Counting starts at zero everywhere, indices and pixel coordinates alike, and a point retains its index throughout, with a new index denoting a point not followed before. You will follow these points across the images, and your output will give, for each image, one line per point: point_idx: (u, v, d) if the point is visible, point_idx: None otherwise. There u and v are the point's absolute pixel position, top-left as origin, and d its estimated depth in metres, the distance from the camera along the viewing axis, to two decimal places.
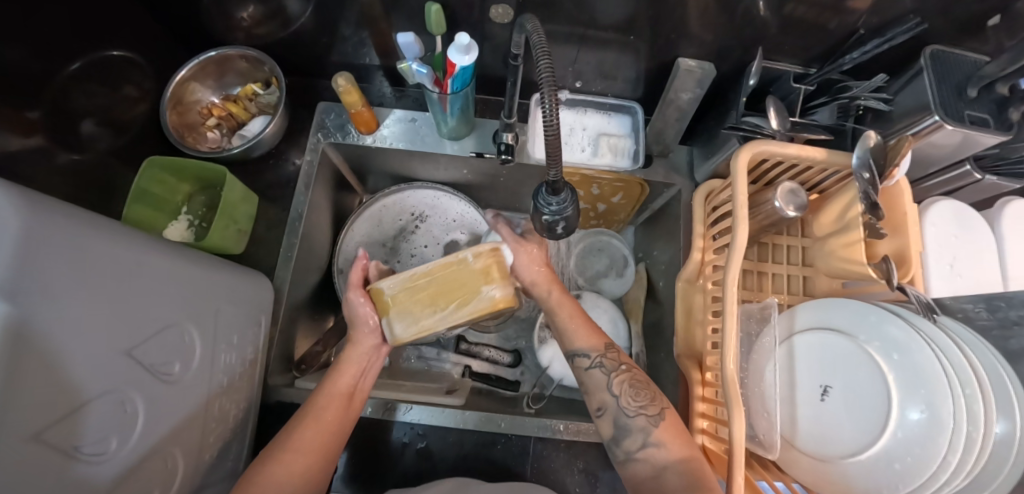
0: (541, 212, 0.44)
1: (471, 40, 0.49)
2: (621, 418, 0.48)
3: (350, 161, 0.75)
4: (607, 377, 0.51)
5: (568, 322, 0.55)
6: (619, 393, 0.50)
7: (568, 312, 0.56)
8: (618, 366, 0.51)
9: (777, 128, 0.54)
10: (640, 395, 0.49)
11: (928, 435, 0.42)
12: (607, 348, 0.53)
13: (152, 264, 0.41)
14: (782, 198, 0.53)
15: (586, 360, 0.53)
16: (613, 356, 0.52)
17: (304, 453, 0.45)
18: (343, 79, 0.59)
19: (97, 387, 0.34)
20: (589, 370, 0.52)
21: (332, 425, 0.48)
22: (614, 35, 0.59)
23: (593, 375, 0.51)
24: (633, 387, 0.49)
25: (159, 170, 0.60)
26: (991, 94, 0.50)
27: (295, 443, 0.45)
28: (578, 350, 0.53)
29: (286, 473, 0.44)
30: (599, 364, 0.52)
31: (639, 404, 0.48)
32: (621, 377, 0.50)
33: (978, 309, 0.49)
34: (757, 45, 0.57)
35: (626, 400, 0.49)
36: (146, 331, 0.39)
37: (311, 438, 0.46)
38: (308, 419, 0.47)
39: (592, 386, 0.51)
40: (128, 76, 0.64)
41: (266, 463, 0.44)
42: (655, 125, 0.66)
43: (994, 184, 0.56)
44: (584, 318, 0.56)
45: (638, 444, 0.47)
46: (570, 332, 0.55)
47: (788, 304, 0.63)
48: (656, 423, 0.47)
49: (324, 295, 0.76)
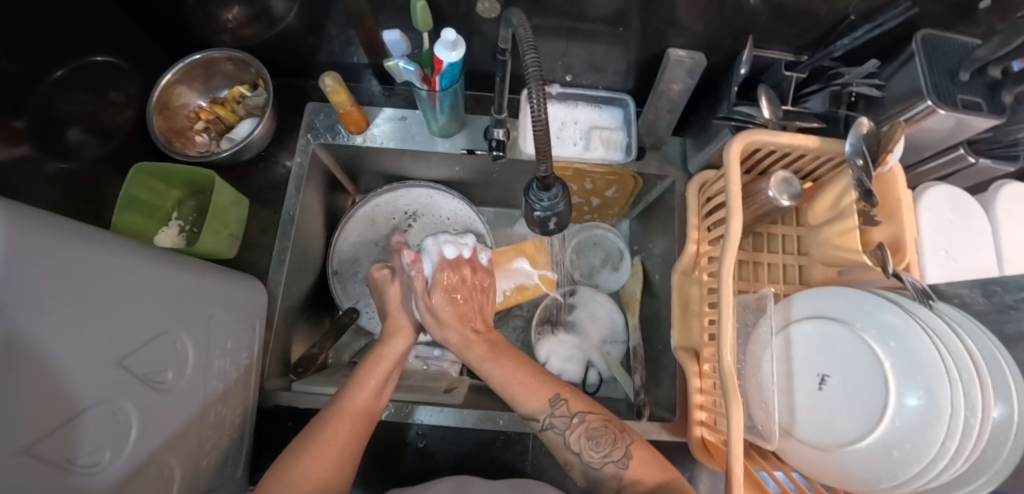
0: (533, 208, 0.44)
1: (457, 36, 0.48)
2: (590, 472, 0.50)
3: (341, 162, 0.75)
4: (563, 437, 0.50)
5: (509, 390, 0.52)
6: (580, 449, 0.50)
7: (497, 368, 0.53)
8: (570, 421, 0.50)
9: (770, 117, 0.53)
10: (601, 444, 0.49)
11: (927, 421, 0.42)
12: (554, 404, 0.50)
13: (141, 272, 0.40)
14: (776, 187, 0.52)
15: (539, 422, 0.51)
16: (563, 414, 0.50)
17: (334, 444, 0.46)
18: (330, 78, 0.59)
19: (91, 398, 0.34)
20: (544, 431, 0.51)
21: (362, 417, 0.49)
22: (603, 28, 0.58)
23: (550, 437, 0.51)
24: (591, 439, 0.49)
25: (148, 176, 0.60)
26: (983, 78, 0.49)
27: (334, 435, 0.46)
28: (530, 415, 0.51)
29: (319, 462, 0.44)
30: (551, 426, 0.50)
31: (602, 454, 0.49)
32: (575, 434, 0.50)
33: (974, 295, 0.50)
34: (748, 34, 0.56)
35: (589, 454, 0.49)
36: (137, 340, 0.39)
37: (349, 428, 0.47)
38: (343, 411, 0.48)
39: (553, 445, 0.51)
40: (114, 81, 0.64)
41: (301, 455, 0.44)
42: (647, 117, 0.65)
43: (988, 167, 0.56)
44: (522, 375, 0.52)
45: (614, 488, 0.48)
46: (518, 400, 0.51)
47: (784, 294, 0.63)
48: (623, 466, 0.48)
49: (319, 297, 0.76)
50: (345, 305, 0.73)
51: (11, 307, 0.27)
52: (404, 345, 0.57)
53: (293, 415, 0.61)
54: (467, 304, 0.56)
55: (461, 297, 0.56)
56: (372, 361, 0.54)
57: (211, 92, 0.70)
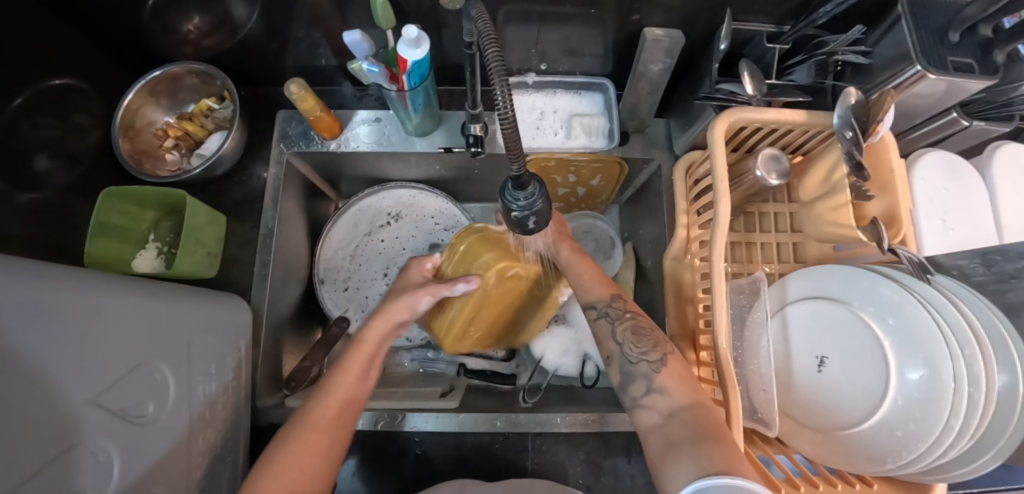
0: (509, 208, 0.42)
1: (419, 32, 0.46)
2: (626, 366, 0.46)
3: (318, 169, 0.72)
4: (613, 326, 0.49)
5: (577, 278, 0.54)
6: (622, 341, 0.48)
7: (579, 264, 0.55)
8: (623, 314, 0.49)
9: (754, 93, 0.51)
10: (642, 341, 0.47)
11: (929, 398, 0.41)
12: (615, 298, 0.51)
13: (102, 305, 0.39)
14: (763, 166, 0.50)
15: (595, 311, 0.51)
16: (620, 307, 0.50)
17: (321, 431, 0.45)
18: (295, 85, 0.56)
19: (64, 438, 0.33)
20: (596, 321, 0.51)
21: (349, 399, 0.48)
22: (577, 10, 0.55)
23: (600, 326, 0.50)
24: (635, 334, 0.47)
25: (119, 200, 0.58)
26: (975, 37, 0.47)
27: (312, 427, 0.45)
28: (587, 303, 0.52)
29: (304, 451, 0.43)
30: (607, 314, 0.50)
31: (642, 350, 0.46)
32: (624, 326, 0.48)
33: (974, 265, 0.47)
34: (725, 7, 0.54)
35: (629, 348, 0.47)
36: (110, 375, 0.38)
37: (326, 422, 0.45)
38: (329, 393, 0.47)
39: (601, 336, 0.50)
40: (78, 104, 0.62)
41: (284, 440, 0.44)
42: (628, 100, 0.63)
43: (983, 129, 0.54)
44: (595, 270, 0.54)
45: (642, 389, 0.44)
46: (580, 285, 0.53)
47: (780, 274, 0.61)
48: (659, 368, 0.44)
49: (307, 308, 0.74)
50: (335, 314, 0.72)
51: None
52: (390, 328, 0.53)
53: None
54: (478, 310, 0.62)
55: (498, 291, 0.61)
56: (353, 348, 0.51)
57: (178, 107, 0.67)
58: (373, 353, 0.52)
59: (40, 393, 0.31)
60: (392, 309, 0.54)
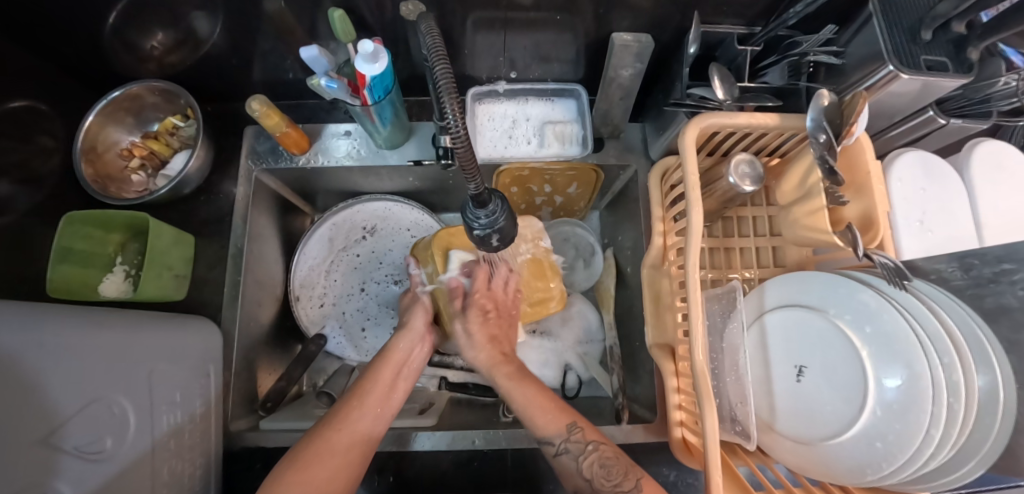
0: (471, 226, 0.40)
1: (376, 46, 0.45)
2: None
3: (289, 184, 0.71)
4: (577, 464, 0.47)
5: (528, 411, 0.51)
6: (591, 477, 0.47)
7: (526, 395, 0.52)
8: (585, 448, 0.47)
9: (724, 98, 0.50)
10: (612, 473, 0.46)
11: (907, 409, 0.40)
12: (571, 429, 0.49)
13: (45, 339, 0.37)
14: (737, 172, 0.49)
15: (553, 447, 0.49)
16: (579, 439, 0.48)
17: (347, 434, 0.47)
18: (257, 102, 0.55)
19: (22, 477, 0.31)
20: (557, 457, 0.49)
21: (377, 405, 0.51)
22: (544, 16, 0.54)
23: (562, 462, 0.48)
24: (604, 467, 0.46)
25: (82, 225, 0.56)
26: (948, 34, 0.46)
27: (348, 425, 0.48)
28: (545, 438, 0.49)
29: (329, 452, 0.45)
30: (566, 451, 0.48)
31: (614, 484, 0.45)
32: (591, 459, 0.47)
33: (952, 269, 0.45)
34: (694, 9, 0.52)
35: (600, 483, 0.46)
36: (64, 412, 0.36)
37: (357, 419, 0.49)
38: (357, 399, 0.51)
39: (565, 472, 0.48)
40: (40, 126, 0.60)
41: (312, 439, 0.46)
42: (600, 106, 0.62)
43: (961, 127, 0.52)
44: (548, 400, 0.52)
45: None
46: (533, 420, 0.50)
47: (759, 279, 0.60)
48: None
49: (283, 325, 0.73)
50: (312, 331, 0.71)
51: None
52: (417, 343, 0.59)
53: (262, 455, 0.58)
54: (498, 334, 0.60)
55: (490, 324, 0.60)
56: (383, 358, 0.57)
57: (143, 126, 0.66)
58: (401, 362, 0.57)
59: None
60: (410, 323, 0.60)
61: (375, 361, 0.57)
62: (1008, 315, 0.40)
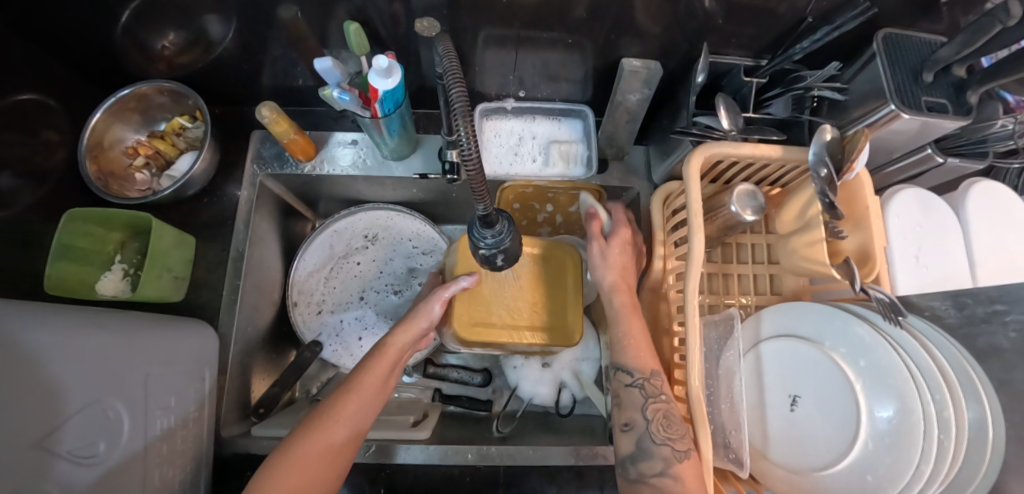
0: (477, 245, 0.41)
1: (391, 62, 0.45)
2: (645, 443, 0.48)
3: (293, 189, 0.72)
4: (644, 401, 0.50)
5: (626, 341, 0.52)
6: (650, 419, 0.49)
7: (629, 321, 0.53)
8: (659, 394, 0.50)
9: (729, 127, 0.50)
10: (672, 428, 0.47)
11: (897, 445, 0.40)
12: (653, 373, 0.50)
13: (31, 340, 0.36)
14: (739, 201, 0.50)
15: (628, 378, 0.51)
16: (656, 385, 0.50)
17: (337, 427, 0.46)
18: (267, 109, 0.55)
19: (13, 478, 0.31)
20: (627, 387, 0.51)
21: (371, 400, 0.49)
22: (556, 36, 0.55)
23: (631, 393, 0.51)
24: (666, 418, 0.48)
25: (83, 222, 0.56)
26: (948, 77, 0.47)
27: (340, 417, 0.47)
28: (622, 366, 0.52)
29: (320, 449, 0.45)
30: (640, 386, 0.50)
31: (668, 435, 0.47)
32: (656, 406, 0.49)
33: (946, 307, 0.46)
34: (702, 38, 0.54)
35: (655, 429, 0.48)
36: (52, 418, 0.36)
37: (347, 416, 0.47)
38: (351, 393, 0.48)
39: (625, 402, 0.51)
40: (45, 120, 0.59)
41: (305, 432, 0.45)
42: (606, 128, 0.63)
43: (958, 166, 0.53)
44: (647, 341, 0.52)
45: (655, 469, 0.46)
46: (621, 348, 0.52)
47: (756, 306, 0.61)
48: (680, 457, 0.45)
49: (279, 330, 0.73)
50: (307, 338, 0.71)
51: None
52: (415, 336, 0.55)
53: (254, 461, 0.57)
54: (629, 259, 0.57)
55: (627, 253, 0.57)
56: (379, 351, 0.53)
57: (150, 125, 0.66)
58: (396, 360, 0.53)
59: None
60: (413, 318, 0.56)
61: (373, 352, 0.53)
62: (999, 355, 0.41)
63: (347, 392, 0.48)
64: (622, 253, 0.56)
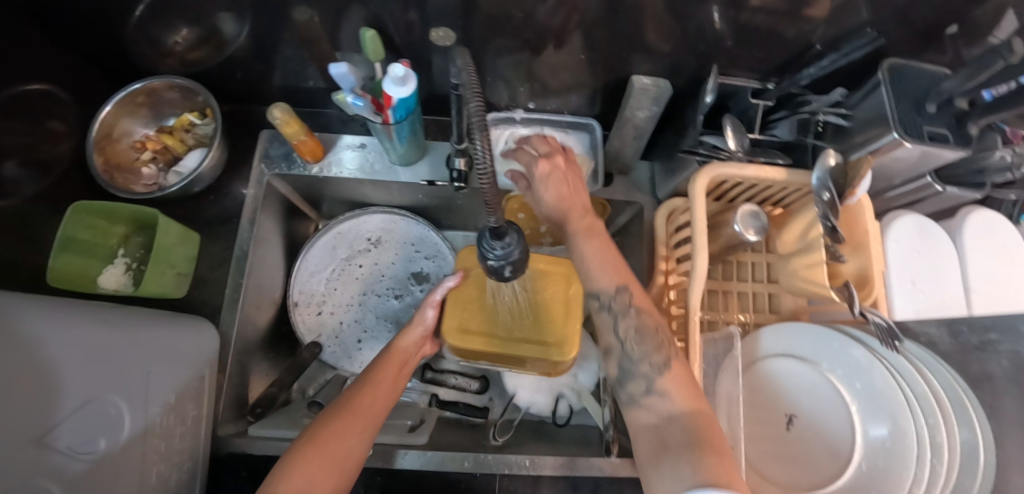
0: (486, 257, 0.41)
1: (407, 70, 0.45)
2: (625, 364, 0.41)
3: (298, 189, 0.72)
4: (615, 321, 0.42)
5: (582, 261, 0.44)
6: (625, 338, 0.42)
7: (587, 240, 0.44)
8: (629, 309, 0.42)
9: (736, 149, 0.51)
10: (647, 341, 0.41)
11: (890, 469, 0.41)
12: (624, 287, 0.42)
13: (18, 343, 0.37)
14: (742, 220, 0.51)
15: (597, 301, 0.43)
16: (625, 301, 0.42)
17: (358, 415, 0.47)
18: (279, 110, 0.56)
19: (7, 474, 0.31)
20: (599, 311, 0.44)
21: (386, 393, 0.51)
22: (568, 50, 0.56)
23: (601, 318, 0.43)
24: (640, 333, 0.41)
25: (87, 215, 0.56)
26: (951, 108, 0.48)
27: (361, 407, 0.48)
28: (589, 291, 0.44)
29: (347, 431, 0.45)
30: (608, 308, 0.42)
31: (645, 351, 0.40)
32: (628, 322, 0.42)
33: (941, 333, 0.47)
34: (713, 58, 0.56)
35: (631, 346, 0.42)
36: (46, 417, 0.36)
37: (366, 405, 0.48)
38: (368, 386, 0.50)
39: (600, 328, 0.44)
40: (52, 111, 0.59)
41: (327, 418, 0.46)
42: (613, 143, 0.64)
43: (956, 194, 0.55)
44: (615, 257, 0.44)
45: (641, 389, 0.39)
46: (585, 270, 0.44)
47: (754, 323, 0.62)
48: (661, 371, 0.39)
49: (279, 330, 0.73)
50: (307, 339, 0.71)
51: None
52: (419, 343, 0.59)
53: (248, 462, 0.57)
54: (574, 189, 0.48)
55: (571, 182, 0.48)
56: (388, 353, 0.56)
57: (158, 120, 0.66)
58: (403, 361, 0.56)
59: None
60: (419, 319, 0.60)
61: (382, 355, 0.56)
62: (991, 383, 0.42)
63: (365, 384, 0.50)
64: (566, 185, 0.48)
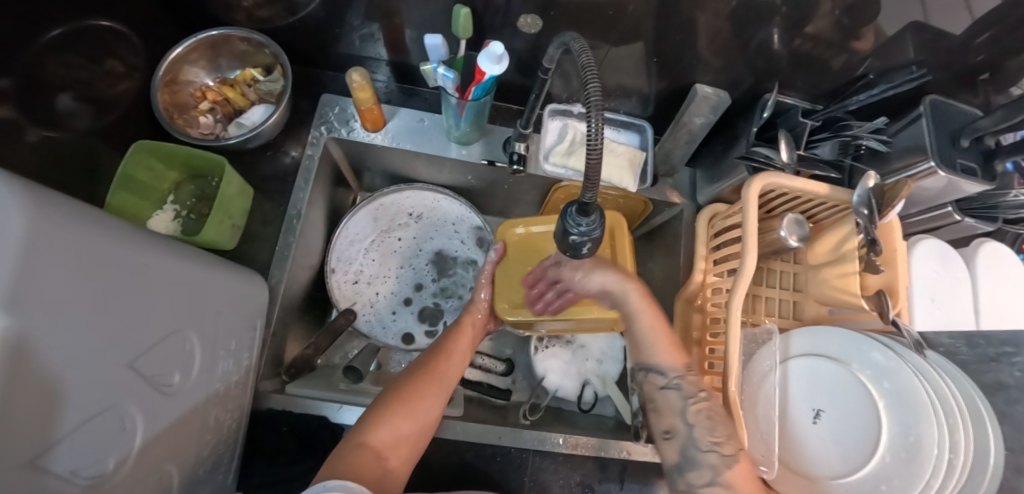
0: (569, 231, 0.43)
1: (504, 51, 0.48)
2: (690, 450, 0.47)
3: (350, 157, 0.73)
4: (683, 403, 0.49)
5: (650, 337, 0.52)
6: (693, 423, 0.48)
7: (650, 321, 0.53)
8: (698, 393, 0.49)
9: (787, 161, 0.56)
10: (717, 430, 0.47)
11: (912, 462, 0.45)
12: (687, 369, 0.51)
13: (136, 256, 0.34)
14: (787, 227, 0.56)
15: (661, 379, 0.51)
16: (694, 383, 0.50)
17: (436, 377, 0.54)
18: (357, 75, 0.57)
19: (108, 397, 0.31)
20: (662, 390, 0.51)
21: (457, 361, 0.59)
22: (639, 53, 0.60)
23: (668, 396, 0.50)
24: (710, 419, 0.48)
25: (147, 155, 0.56)
26: (980, 145, 0.54)
27: (439, 372, 0.55)
28: (655, 367, 0.51)
29: (429, 391, 0.52)
30: (676, 386, 0.50)
31: (715, 440, 0.47)
32: (698, 405, 0.49)
33: (958, 345, 0.52)
34: (769, 77, 0.60)
35: (700, 433, 0.48)
36: (148, 340, 0.35)
37: (439, 371, 0.55)
38: (444, 353, 0.58)
39: (663, 407, 0.50)
40: (115, 49, 0.57)
41: (410, 379, 0.53)
42: (665, 146, 0.68)
43: (971, 225, 0.61)
44: (668, 333, 0.53)
45: (704, 479, 0.46)
46: (649, 346, 0.52)
47: (779, 327, 0.65)
48: (729, 464, 0.46)
49: (314, 295, 0.73)
50: (342, 306, 0.71)
51: (16, 303, 0.22)
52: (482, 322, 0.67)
53: (286, 418, 0.57)
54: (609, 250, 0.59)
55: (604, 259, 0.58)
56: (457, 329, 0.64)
57: (217, 72, 0.66)
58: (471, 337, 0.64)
59: (97, 342, 0.30)
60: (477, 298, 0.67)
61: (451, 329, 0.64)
62: (1005, 391, 0.47)
63: (438, 353, 0.58)
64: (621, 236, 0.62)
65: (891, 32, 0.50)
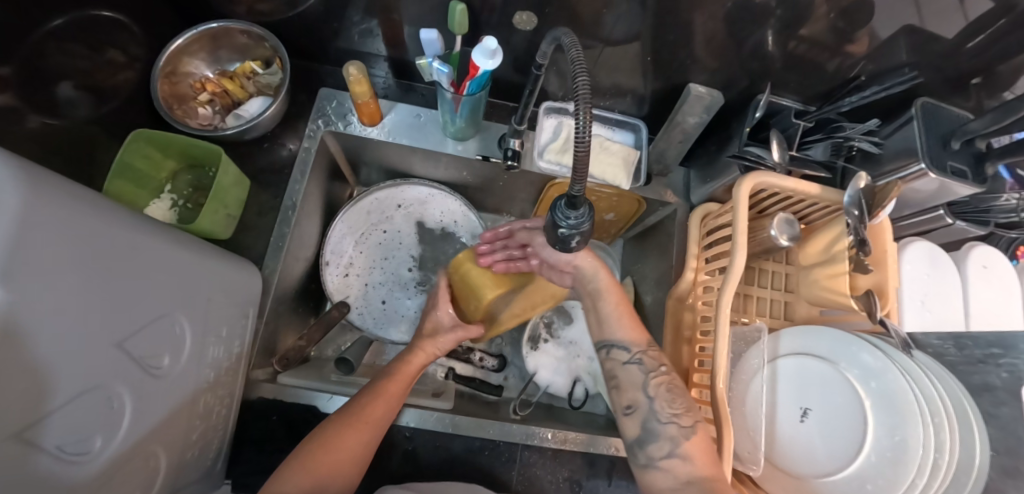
0: (558, 224, 0.43)
1: (498, 46, 0.48)
2: (650, 423, 0.49)
3: (346, 151, 0.73)
4: (645, 377, 0.51)
5: (612, 314, 0.57)
6: (654, 395, 0.50)
7: (613, 300, 0.58)
8: (658, 367, 0.52)
9: (778, 161, 0.56)
10: (675, 402, 0.49)
11: (896, 461, 0.45)
12: (648, 345, 0.54)
13: (129, 237, 0.35)
14: (778, 227, 0.56)
15: (625, 354, 0.54)
16: (654, 359, 0.53)
17: (363, 425, 0.50)
18: (353, 68, 0.58)
19: (97, 375, 0.32)
20: (624, 366, 0.53)
21: (394, 399, 0.54)
22: (634, 52, 0.60)
23: (630, 370, 0.53)
24: (670, 392, 0.50)
25: (144, 144, 0.56)
26: (970, 148, 0.53)
27: (369, 416, 0.51)
28: (615, 342, 0.55)
29: (351, 441, 0.49)
30: (638, 361, 0.53)
31: (673, 411, 0.48)
32: (659, 379, 0.51)
33: (946, 346, 0.53)
34: (764, 79, 0.61)
35: (661, 406, 0.49)
36: (138, 321, 0.36)
37: (368, 416, 0.51)
38: (381, 392, 0.53)
39: (627, 381, 0.52)
40: (116, 39, 0.58)
41: (337, 423, 0.50)
42: (658, 145, 0.68)
43: (963, 228, 0.61)
44: (629, 309, 0.58)
45: (662, 452, 0.47)
46: (612, 320, 0.56)
47: (769, 327, 0.66)
48: (687, 436, 0.46)
49: (309, 287, 0.74)
50: (336, 298, 0.72)
51: (10, 276, 0.23)
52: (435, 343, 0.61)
53: (276, 407, 0.58)
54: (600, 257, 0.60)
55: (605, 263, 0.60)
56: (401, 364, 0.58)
57: (217, 64, 0.67)
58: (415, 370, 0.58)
59: (88, 320, 0.30)
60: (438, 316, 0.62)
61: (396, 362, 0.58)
62: (989, 393, 0.47)
63: (369, 393, 0.53)
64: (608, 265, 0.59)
65: (883, 35, 0.51)
